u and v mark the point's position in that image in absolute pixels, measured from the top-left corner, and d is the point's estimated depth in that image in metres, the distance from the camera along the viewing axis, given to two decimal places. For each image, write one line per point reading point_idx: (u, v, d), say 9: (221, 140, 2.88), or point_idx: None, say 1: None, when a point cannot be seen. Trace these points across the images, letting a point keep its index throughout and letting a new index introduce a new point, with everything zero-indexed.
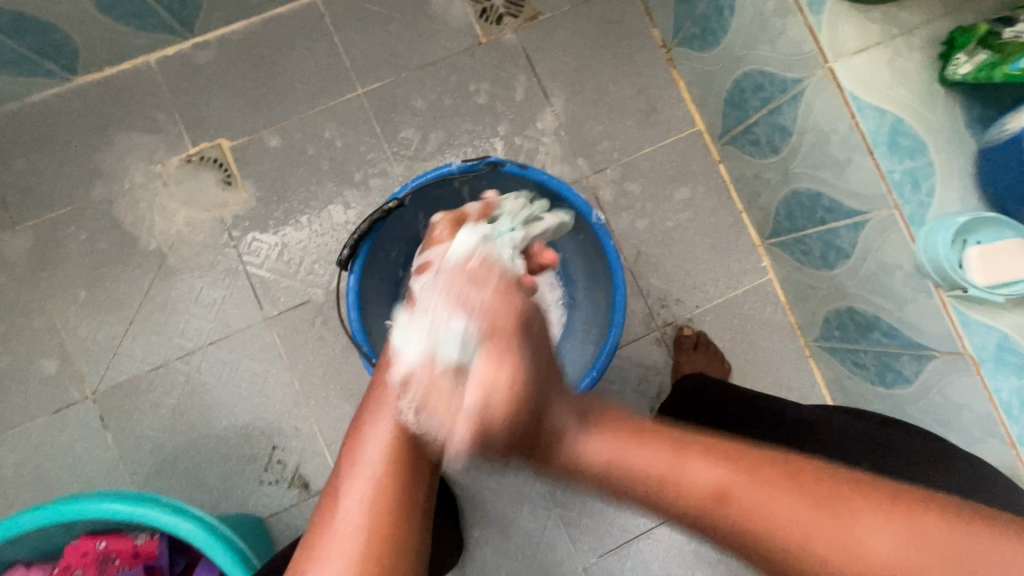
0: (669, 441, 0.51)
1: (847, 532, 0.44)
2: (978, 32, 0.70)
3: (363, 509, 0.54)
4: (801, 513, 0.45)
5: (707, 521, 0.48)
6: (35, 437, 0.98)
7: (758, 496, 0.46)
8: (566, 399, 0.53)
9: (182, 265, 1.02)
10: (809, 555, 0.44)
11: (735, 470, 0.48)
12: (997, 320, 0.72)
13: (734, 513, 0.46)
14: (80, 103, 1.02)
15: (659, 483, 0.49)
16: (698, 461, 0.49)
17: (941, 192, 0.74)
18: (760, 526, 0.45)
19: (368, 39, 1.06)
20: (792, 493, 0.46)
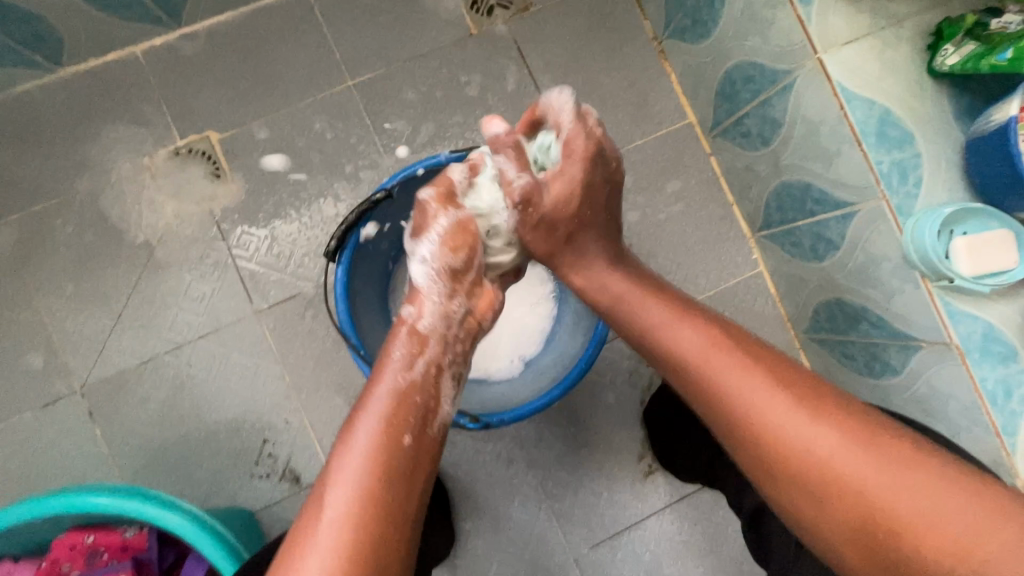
0: (673, 309, 0.62)
1: (803, 421, 0.51)
2: (966, 23, 0.71)
3: (348, 520, 0.50)
4: (769, 397, 0.53)
5: (685, 372, 0.58)
6: (22, 432, 0.97)
7: (737, 374, 0.55)
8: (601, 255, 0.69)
9: (170, 258, 1.01)
10: (757, 426, 0.53)
11: (717, 340, 0.58)
12: (983, 310, 0.73)
13: (703, 367, 0.57)
14: (65, 94, 1.01)
15: (649, 330, 0.62)
16: (688, 328, 0.60)
17: (928, 184, 0.74)
18: (726, 389, 0.55)
19: (358, 31, 1.05)
20: (761, 377, 0.54)
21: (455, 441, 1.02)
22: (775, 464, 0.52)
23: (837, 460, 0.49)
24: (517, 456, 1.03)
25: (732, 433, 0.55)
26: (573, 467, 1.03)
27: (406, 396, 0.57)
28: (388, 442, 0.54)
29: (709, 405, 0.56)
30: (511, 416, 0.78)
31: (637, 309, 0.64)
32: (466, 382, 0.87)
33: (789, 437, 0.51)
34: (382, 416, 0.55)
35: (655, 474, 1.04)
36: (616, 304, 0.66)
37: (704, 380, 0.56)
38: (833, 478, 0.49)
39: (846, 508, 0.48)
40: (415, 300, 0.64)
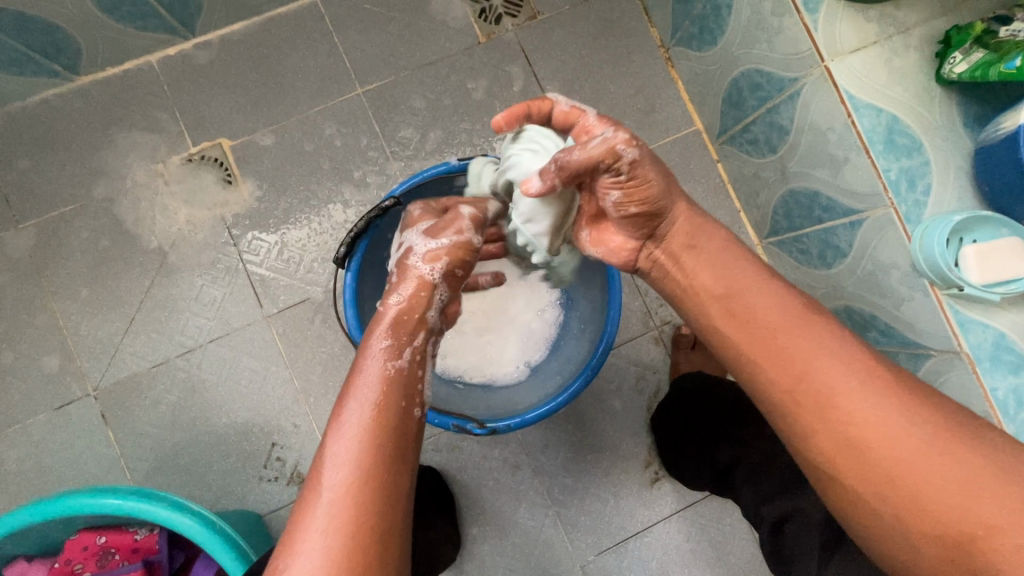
0: (748, 272, 0.58)
1: (897, 417, 0.48)
2: (975, 31, 0.71)
3: (346, 502, 0.49)
4: (851, 379, 0.50)
5: (753, 350, 0.54)
6: (37, 434, 0.99)
7: (824, 349, 0.52)
8: (686, 220, 0.61)
9: (182, 263, 1.02)
10: (834, 401, 0.50)
11: (792, 308, 0.55)
12: (994, 319, 0.73)
13: (775, 328, 0.54)
14: (82, 102, 1.03)
15: (726, 294, 0.57)
16: (760, 295, 0.56)
17: (937, 190, 0.74)
18: (812, 370, 0.51)
19: (368, 39, 1.07)
20: (837, 355, 0.52)
21: (462, 446, 1.02)
22: (853, 449, 0.49)
23: (931, 453, 0.47)
24: (523, 462, 1.03)
25: (794, 414, 0.52)
26: (579, 473, 1.03)
27: (397, 380, 0.57)
28: (381, 421, 0.53)
29: (787, 395, 0.52)
30: (517, 422, 0.78)
31: (725, 271, 0.59)
32: (472, 388, 0.87)
33: (870, 426, 0.49)
34: (376, 395, 0.55)
35: (662, 481, 1.04)
36: (700, 272, 0.59)
37: (774, 361, 0.53)
38: (911, 475, 0.47)
39: (925, 507, 0.46)
40: (410, 282, 0.62)
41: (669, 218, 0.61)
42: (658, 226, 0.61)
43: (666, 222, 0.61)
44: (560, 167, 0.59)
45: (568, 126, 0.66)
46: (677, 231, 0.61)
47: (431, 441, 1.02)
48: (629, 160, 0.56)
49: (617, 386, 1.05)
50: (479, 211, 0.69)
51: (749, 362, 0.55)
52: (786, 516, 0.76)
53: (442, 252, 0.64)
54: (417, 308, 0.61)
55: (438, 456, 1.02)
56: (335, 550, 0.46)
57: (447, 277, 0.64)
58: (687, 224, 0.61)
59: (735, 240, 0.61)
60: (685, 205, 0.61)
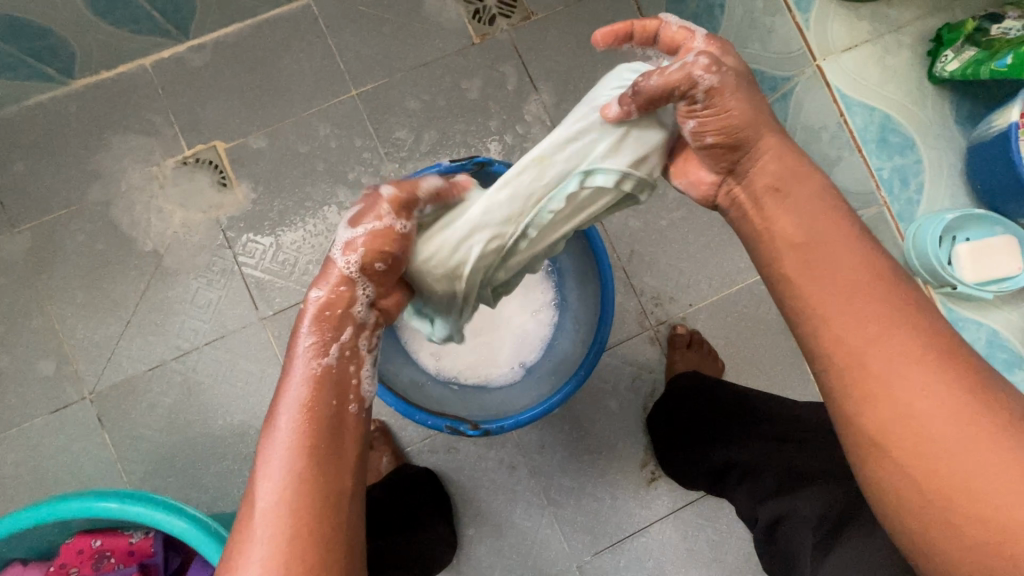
0: (833, 230, 0.51)
1: (964, 400, 0.43)
2: (966, 29, 0.71)
3: (281, 511, 0.50)
4: (921, 350, 0.45)
5: (824, 306, 0.49)
6: (34, 437, 0.99)
7: (907, 316, 0.47)
8: (772, 160, 0.54)
9: (178, 266, 1.03)
10: (903, 371, 0.45)
11: (875, 270, 0.49)
12: (986, 317, 0.73)
13: (854, 284, 0.48)
14: (76, 106, 1.03)
15: (802, 244, 0.52)
16: (839, 250, 0.50)
17: (930, 189, 0.75)
18: (889, 332, 0.46)
19: (362, 41, 1.07)
20: (917, 322, 0.46)
21: (458, 447, 1.02)
22: (904, 420, 0.44)
23: (994, 447, 0.42)
24: (519, 462, 1.03)
25: (851, 373, 0.47)
26: (575, 473, 1.03)
27: (327, 379, 0.56)
28: (312, 425, 0.53)
29: (845, 358, 0.47)
30: (510, 423, 0.78)
31: (807, 227, 0.52)
32: (467, 389, 0.87)
33: (929, 404, 0.44)
34: (305, 398, 0.54)
35: (659, 481, 1.04)
36: (781, 219, 0.53)
37: (850, 312, 0.48)
38: (960, 460, 0.42)
39: (968, 498, 0.42)
40: (328, 280, 0.58)
41: (754, 152, 0.55)
42: (739, 162, 0.56)
43: (748, 157, 0.55)
44: (635, 91, 0.55)
45: (672, 53, 0.58)
46: (760, 171, 0.55)
47: (427, 443, 1.02)
48: (706, 87, 0.53)
49: (613, 386, 1.05)
50: (402, 187, 0.58)
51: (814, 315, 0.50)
52: (782, 517, 0.75)
53: (359, 244, 0.57)
54: (339, 304, 0.58)
55: (434, 458, 1.02)
56: (275, 559, 0.48)
57: (365, 274, 0.58)
58: (772, 167, 0.55)
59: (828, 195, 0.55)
60: (774, 141, 0.55)
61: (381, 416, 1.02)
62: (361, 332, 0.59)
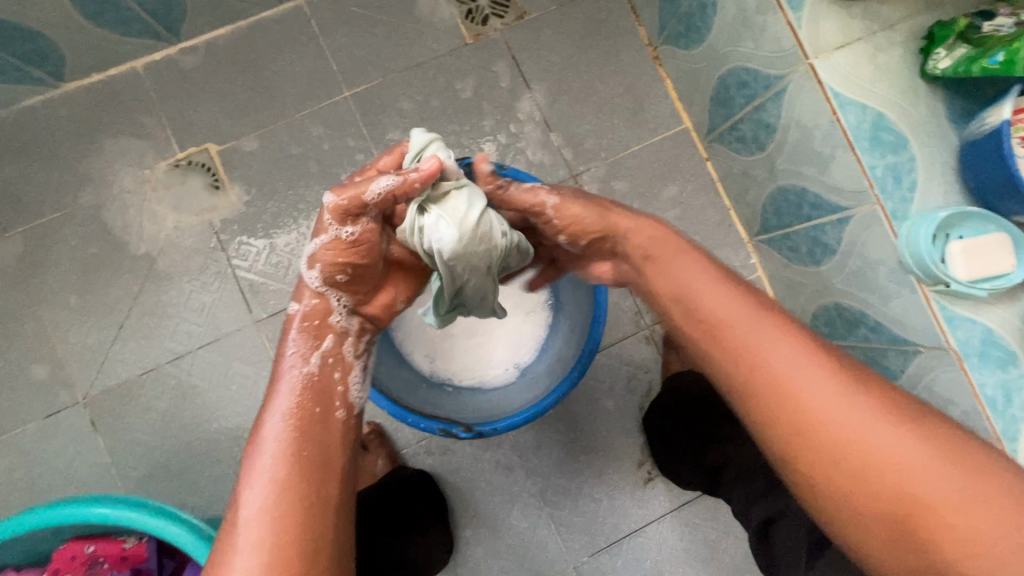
0: (711, 275, 0.62)
1: (844, 406, 0.52)
2: (958, 27, 0.71)
3: (268, 514, 0.51)
4: (800, 367, 0.54)
5: (715, 345, 0.59)
6: (27, 442, 0.99)
7: (775, 344, 0.56)
8: (639, 237, 0.68)
9: (171, 269, 1.02)
10: (789, 391, 0.54)
11: (747, 306, 0.59)
12: (981, 315, 0.73)
13: (731, 323, 0.58)
14: (68, 109, 1.03)
15: (687, 296, 0.62)
16: (722, 292, 0.60)
17: (924, 186, 0.74)
18: (765, 364, 0.55)
19: (355, 42, 1.06)
20: (791, 346, 0.56)
21: (454, 448, 1.02)
22: (802, 437, 0.53)
23: (875, 435, 0.50)
24: (516, 463, 1.03)
25: (753, 399, 0.55)
26: (572, 474, 1.03)
27: (311, 386, 0.60)
28: (298, 430, 0.57)
29: (745, 387, 0.56)
30: (504, 425, 0.78)
31: (685, 277, 0.63)
32: (461, 391, 0.87)
33: (819, 414, 0.52)
34: (292, 404, 0.59)
35: (655, 481, 1.04)
36: (658, 279, 0.65)
37: (734, 354, 0.57)
38: (854, 457, 0.50)
39: (871, 486, 0.50)
40: (304, 295, 0.65)
41: (624, 236, 0.69)
42: (618, 245, 0.71)
43: (623, 241, 0.70)
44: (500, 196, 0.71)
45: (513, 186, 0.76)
46: (634, 245, 0.68)
47: (423, 444, 1.02)
48: (552, 203, 0.70)
49: (609, 386, 1.05)
50: (343, 195, 0.60)
51: (711, 358, 0.59)
52: (774, 517, 0.76)
53: (320, 258, 0.64)
54: (317, 315, 0.65)
55: (429, 459, 1.02)
56: (263, 561, 0.49)
57: (333, 284, 0.65)
58: (647, 241, 0.68)
59: (688, 243, 0.67)
60: (636, 223, 0.69)
61: (376, 418, 1.02)
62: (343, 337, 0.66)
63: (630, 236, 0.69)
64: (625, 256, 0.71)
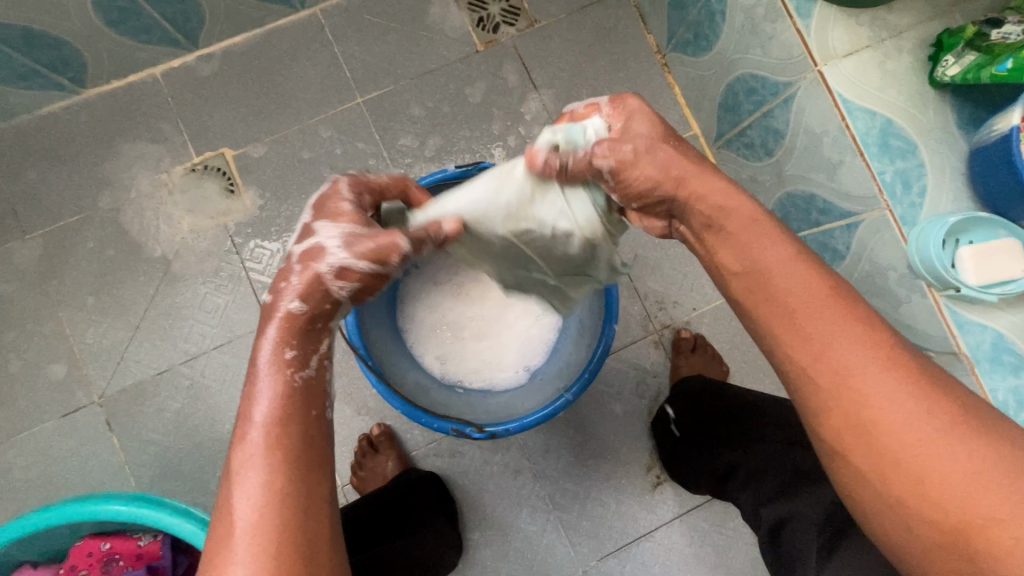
0: (782, 247, 0.55)
1: (912, 406, 0.47)
2: (966, 34, 0.71)
3: (258, 524, 0.48)
4: (871, 360, 0.49)
5: (776, 325, 0.53)
6: (44, 441, 1.00)
7: (846, 331, 0.50)
8: (701, 207, 0.58)
9: (186, 272, 1.04)
10: (851, 382, 0.49)
11: (823, 288, 0.52)
12: (991, 320, 0.73)
13: (796, 306, 0.52)
14: (88, 115, 1.05)
15: (749, 270, 0.55)
16: (794, 270, 0.53)
17: (932, 193, 0.75)
18: (830, 354, 0.50)
19: (367, 50, 1.08)
20: (864, 334, 0.50)
21: (463, 450, 1.03)
22: (858, 429, 0.49)
23: (939, 441, 0.46)
24: (524, 466, 1.03)
25: (810, 384, 0.51)
26: (580, 477, 1.03)
27: (303, 388, 0.56)
28: (288, 434, 0.52)
29: (804, 372, 0.51)
30: (516, 426, 0.79)
31: (747, 247, 0.56)
32: (471, 393, 0.88)
33: (884, 411, 0.48)
34: (278, 404, 0.53)
35: (664, 486, 1.04)
36: (722, 251, 0.58)
37: (793, 340, 0.52)
38: (913, 460, 0.47)
39: (925, 492, 0.46)
40: (304, 290, 0.58)
41: (684, 201, 0.59)
42: (672, 208, 0.61)
43: (680, 206, 0.60)
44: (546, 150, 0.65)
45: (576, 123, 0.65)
46: (695, 208, 0.58)
47: (432, 446, 1.03)
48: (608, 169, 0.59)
49: (618, 390, 1.05)
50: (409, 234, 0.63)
51: (771, 337, 0.54)
52: (785, 518, 0.75)
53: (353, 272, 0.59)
54: (319, 317, 0.60)
55: (439, 462, 1.03)
56: (258, 575, 0.46)
57: (355, 297, 0.61)
58: (714, 198, 0.57)
59: (767, 214, 0.56)
60: (709, 177, 0.58)
61: (387, 420, 1.03)
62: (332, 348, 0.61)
63: (698, 187, 0.58)
64: (684, 218, 0.61)
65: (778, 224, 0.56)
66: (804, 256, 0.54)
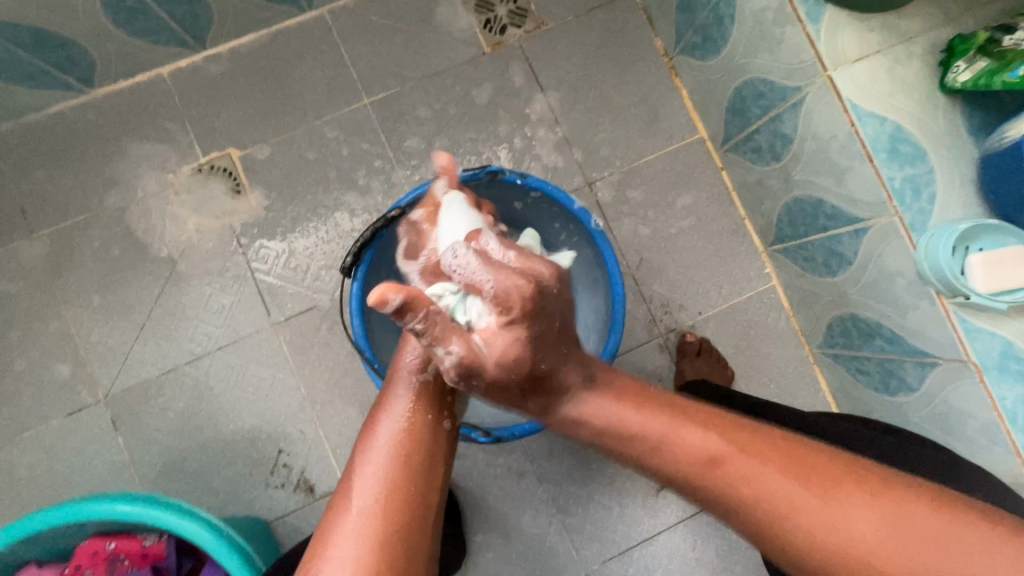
0: (667, 408, 0.56)
1: (866, 513, 0.48)
2: (978, 40, 0.71)
3: (375, 512, 0.52)
4: (800, 487, 0.50)
5: (711, 485, 0.52)
6: (49, 439, 1.01)
7: (765, 470, 0.51)
8: (578, 360, 0.58)
9: (191, 272, 1.04)
10: (795, 521, 0.49)
11: (723, 437, 0.53)
12: (1000, 327, 0.72)
13: (722, 472, 0.52)
14: (95, 115, 1.05)
15: (659, 443, 0.55)
16: (694, 428, 0.54)
17: (942, 199, 0.74)
18: (747, 501, 0.51)
19: (374, 51, 1.08)
20: (780, 471, 0.51)
21: (467, 453, 1.03)
22: (839, 559, 0.48)
23: (909, 537, 0.46)
24: (528, 469, 1.03)
25: (773, 534, 0.50)
26: (584, 481, 1.03)
27: (426, 392, 0.60)
28: (410, 437, 0.57)
29: (756, 522, 0.51)
30: (521, 430, 0.78)
31: (653, 418, 0.56)
32: None
33: (846, 531, 0.47)
34: (407, 405, 0.59)
35: (668, 490, 1.04)
36: (616, 412, 0.56)
37: (726, 491, 0.51)
38: (906, 564, 0.46)
39: None
40: (426, 298, 0.72)
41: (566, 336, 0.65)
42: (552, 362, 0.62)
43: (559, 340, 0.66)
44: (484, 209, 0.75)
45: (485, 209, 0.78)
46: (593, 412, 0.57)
47: None
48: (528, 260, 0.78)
49: None
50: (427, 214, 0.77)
51: (710, 498, 0.53)
52: None
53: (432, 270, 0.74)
54: None
55: None
56: (365, 561, 0.49)
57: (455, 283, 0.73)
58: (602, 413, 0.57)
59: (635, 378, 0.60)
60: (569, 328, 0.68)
61: None
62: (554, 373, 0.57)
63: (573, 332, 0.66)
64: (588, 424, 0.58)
65: (655, 389, 0.59)
66: (700, 411, 0.56)
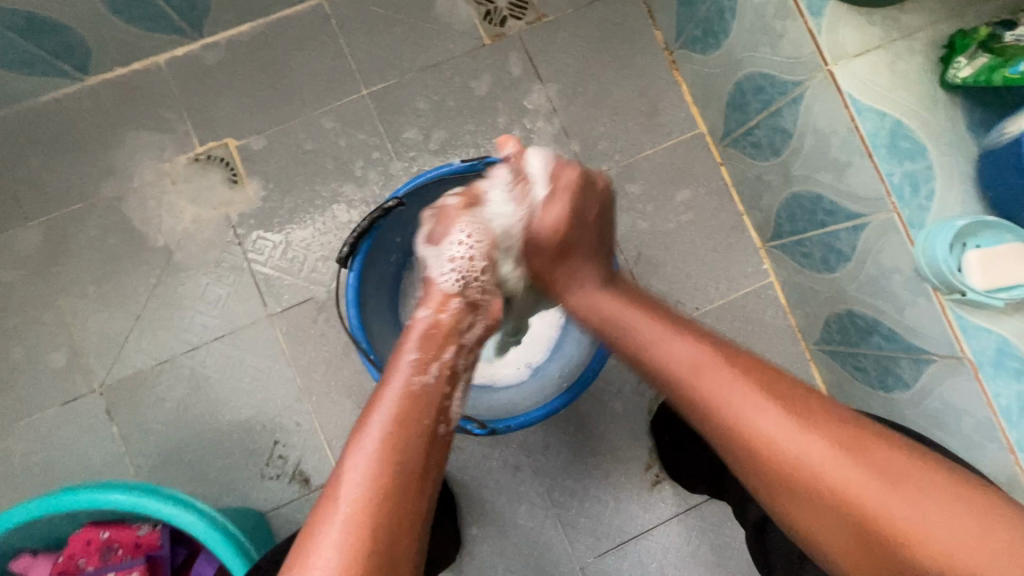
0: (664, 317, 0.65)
1: (812, 437, 0.52)
2: (979, 36, 0.71)
3: (358, 519, 0.50)
4: (764, 403, 0.55)
5: (682, 386, 0.60)
6: (44, 429, 1.00)
7: (731, 385, 0.56)
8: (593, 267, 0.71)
9: (188, 262, 1.03)
10: (749, 428, 0.55)
11: (705, 350, 0.60)
12: (997, 325, 0.72)
13: (701, 383, 0.58)
14: (91, 102, 1.04)
15: (645, 345, 0.63)
16: (677, 340, 0.62)
17: (942, 195, 0.73)
18: (715, 406, 0.57)
19: (373, 41, 1.08)
20: (753, 388, 0.56)
21: (463, 446, 1.03)
22: (774, 471, 0.53)
23: (844, 463, 0.51)
24: (524, 463, 1.03)
25: (726, 435, 0.56)
26: (579, 474, 1.03)
27: (420, 398, 0.58)
28: (400, 443, 0.55)
29: (714, 421, 0.57)
30: (516, 423, 0.78)
31: (646, 325, 0.65)
32: (473, 388, 0.88)
33: (788, 448, 0.53)
34: (399, 410, 0.57)
35: (663, 484, 1.04)
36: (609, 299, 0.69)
37: (692, 389, 0.59)
38: (831, 484, 0.51)
39: (842, 517, 0.50)
40: (433, 298, 0.66)
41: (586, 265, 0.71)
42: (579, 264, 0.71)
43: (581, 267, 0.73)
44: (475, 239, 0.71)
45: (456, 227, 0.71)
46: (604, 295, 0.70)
47: None
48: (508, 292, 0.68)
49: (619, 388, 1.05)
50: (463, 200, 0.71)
51: (677, 394, 0.60)
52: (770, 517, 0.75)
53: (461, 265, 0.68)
54: (441, 326, 0.64)
55: None
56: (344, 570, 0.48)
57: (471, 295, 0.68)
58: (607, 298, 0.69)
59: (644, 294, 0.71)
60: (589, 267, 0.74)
61: None
62: (582, 273, 0.71)
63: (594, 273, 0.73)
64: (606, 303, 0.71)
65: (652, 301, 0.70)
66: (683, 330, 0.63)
